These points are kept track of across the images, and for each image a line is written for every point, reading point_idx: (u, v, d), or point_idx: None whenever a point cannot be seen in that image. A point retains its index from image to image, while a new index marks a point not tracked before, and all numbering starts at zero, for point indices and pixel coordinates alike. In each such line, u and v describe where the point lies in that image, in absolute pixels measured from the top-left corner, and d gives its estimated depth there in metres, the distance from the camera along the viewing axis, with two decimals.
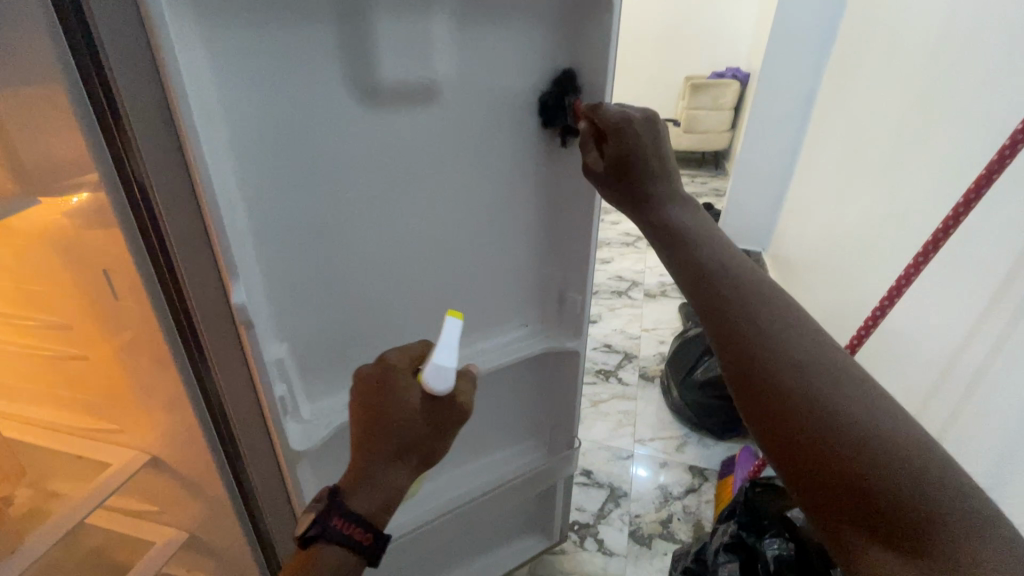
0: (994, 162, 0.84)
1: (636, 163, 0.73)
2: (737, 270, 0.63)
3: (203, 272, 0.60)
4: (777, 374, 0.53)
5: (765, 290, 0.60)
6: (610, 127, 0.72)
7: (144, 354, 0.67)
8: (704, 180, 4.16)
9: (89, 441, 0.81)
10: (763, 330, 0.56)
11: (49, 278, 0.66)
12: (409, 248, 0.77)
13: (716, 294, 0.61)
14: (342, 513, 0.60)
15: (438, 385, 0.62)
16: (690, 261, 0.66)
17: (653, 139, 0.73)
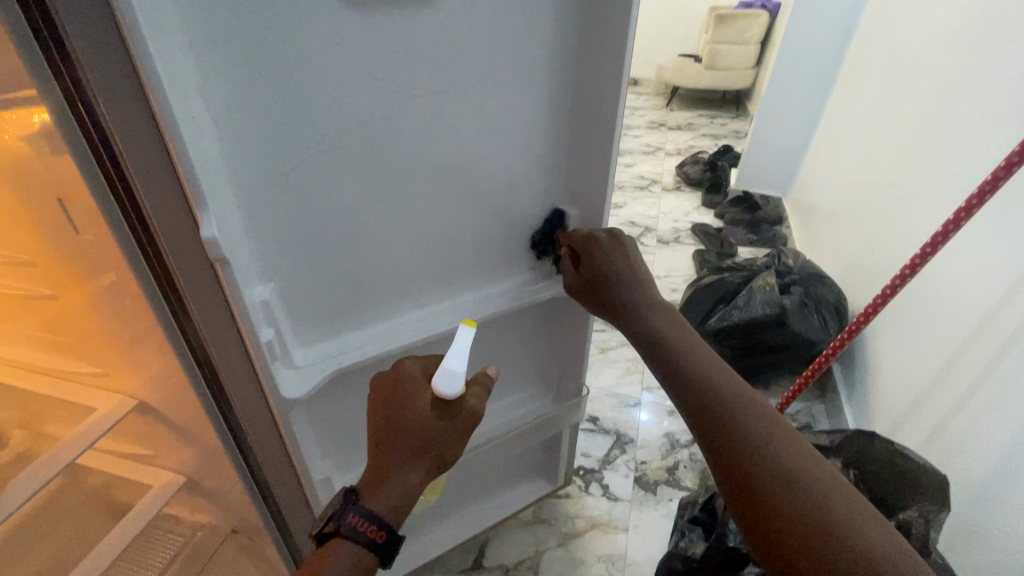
0: (1001, 170, 0.84)
1: (616, 276, 0.79)
2: (723, 381, 0.66)
3: (171, 204, 0.53)
4: (775, 493, 0.56)
5: (752, 402, 0.64)
6: (590, 244, 0.80)
7: (116, 294, 0.61)
8: (723, 121, 3.92)
9: (73, 385, 0.77)
10: (757, 446, 0.59)
11: (1, 208, 0.59)
12: (406, 180, 0.68)
13: (708, 410, 0.64)
14: (358, 510, 0.61)
15: (448, 387, 0.63)
16: (680, 374, 0.68)
17: (623, 252, 0.80)
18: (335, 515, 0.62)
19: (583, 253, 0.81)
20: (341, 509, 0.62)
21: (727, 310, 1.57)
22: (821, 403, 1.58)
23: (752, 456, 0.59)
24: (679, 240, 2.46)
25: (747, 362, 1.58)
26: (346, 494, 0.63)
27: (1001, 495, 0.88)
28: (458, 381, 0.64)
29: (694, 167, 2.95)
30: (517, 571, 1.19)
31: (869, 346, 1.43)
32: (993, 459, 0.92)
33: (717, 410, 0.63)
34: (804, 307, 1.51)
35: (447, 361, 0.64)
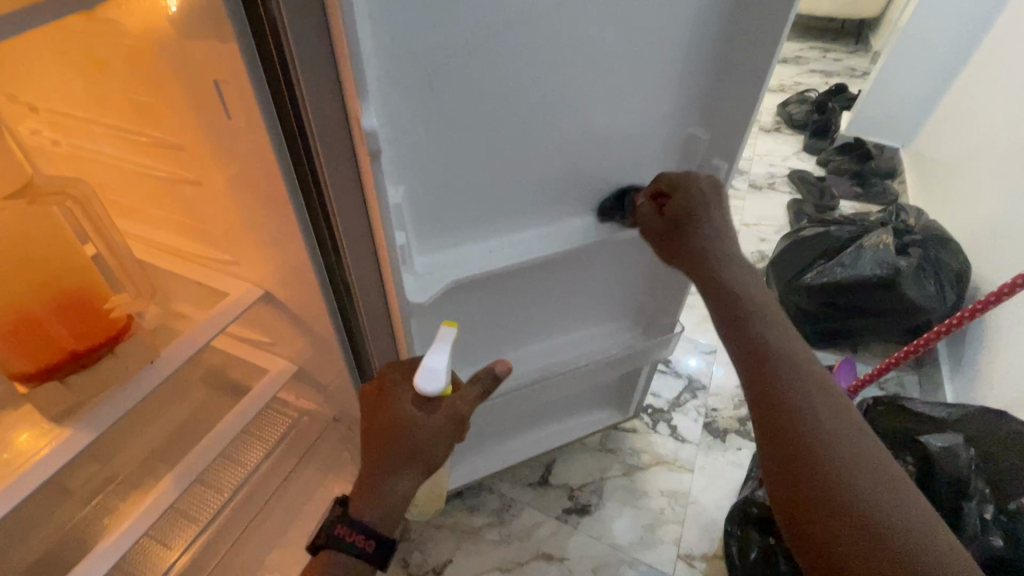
0: (1004, 288, 1.01)
1: (701, 217, 0.71)
2: (794, 352, 0.60)
3: (323, 86, 0.52)
4: (818, 471, 0.53)
5: (818, 380, 0.58)
6: (681, 187, 0.72)
7: (258, 184, 0.62)
8: (837, 56, 3.46)
9: (204, 269, 0.82)
10: (808, 426, 0.55)
11: (154, 83, 0.60)
12: (548, 87, 0.63)
13: (763, 376, 0.59)
14: (346, 521, 0.64)
15: (429, 386, 0.61)
16: (746, 338, 0.63)
17: (714, 198, 0.72)
18: (326, 526, 0.65)
19: (668, 198, 0.74)
20: (333, 517, 0.66)
21: (827, 266, 1.45)
22: (916, 374, 1.47)
23: (797, 430, 0.55)
24: (773, 186, 2.27)
25: (839, 323, 1.49)
26: (338, 505, 0.67)
27: None
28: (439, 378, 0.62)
29: (800, 107, 2.66)
30: (581, 492, 1.24)
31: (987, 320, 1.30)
32: None
33: (779, 373, 0.58)
34: (922, 272, 1.38)
35: (427, 360, 0.62)
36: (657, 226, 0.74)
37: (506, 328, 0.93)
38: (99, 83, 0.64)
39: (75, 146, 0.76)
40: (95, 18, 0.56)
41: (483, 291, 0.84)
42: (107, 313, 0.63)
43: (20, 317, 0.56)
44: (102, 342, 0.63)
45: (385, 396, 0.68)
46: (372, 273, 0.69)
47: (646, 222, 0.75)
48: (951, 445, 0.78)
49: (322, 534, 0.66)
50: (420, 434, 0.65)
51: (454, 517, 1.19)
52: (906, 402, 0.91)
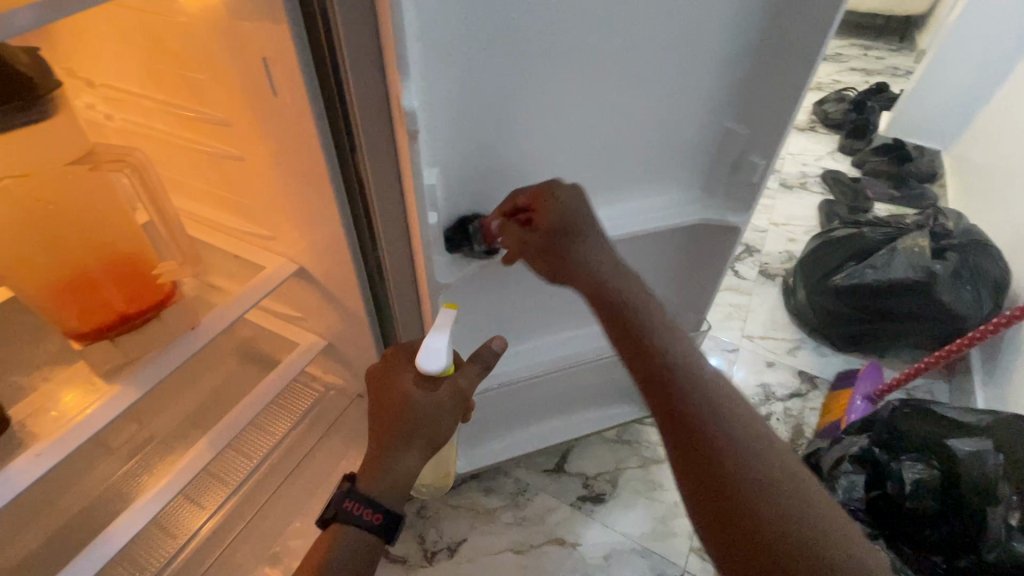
0: (1001, 321, 1.05)
1: (571, 226, 0.69)
2: (691, 352, 0.63)
3: (369, 66, 0.53)
4: (733, 487, 0.52)
5: (716, 375, 0.61)
6: (541, 200, 0.67)
7: (300, 161, 0.65)
8: (878, 55, 3.35)
9: (243, 243, 0.85)
10: (708, 415, 0.57)
11: (206, 61, 0.62)
12: (585, 74, 0.64)
13: (658, 375, 0.61)
14: (355, 495, 0.62)
15: (430, 365, 0.62)
16: (646, 360, 0.63)
17: (579, 202, 0.69)
18: (334, 501, 0.63)
19: (535, 213, 0.69)
20: (340, 493, 0.63)
21: (858, 269, 1.42)
22: (946, 382, 1.43)
23: (707, 445, 0.55)
24: (805, 186, 2.22)
25: (868, 327, 1.45)
26: (344, 480, 0.64)
27: None
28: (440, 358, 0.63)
29: (837, 106, 2.59)
30: (596, 481, 1.25)
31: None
32: None
33: (681, 393, 0.59)
34: (958, 277, 1.34)
35: (430, 339, 0.62)
36: (534, 240, 0.71)
37: (530, 314, 0.94)
38: (154, 61, 0.67)
39: (128, 122, 0.79)
40: None
41: (509, 276, 0.85)
42: (155, 280, 0.67)
43: (78, 280, 0.60)
44: (150, 306, 0.67)
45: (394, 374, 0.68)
46: (404, 252, 0.71)
47: (512, 242, 0.71)
48: (979, 450, 0.78)
49: (329, 510, 0.63)
50: (429, 408, 0.65)
51: (470, 498, 1.21)
52: (935, 406, 0.89)
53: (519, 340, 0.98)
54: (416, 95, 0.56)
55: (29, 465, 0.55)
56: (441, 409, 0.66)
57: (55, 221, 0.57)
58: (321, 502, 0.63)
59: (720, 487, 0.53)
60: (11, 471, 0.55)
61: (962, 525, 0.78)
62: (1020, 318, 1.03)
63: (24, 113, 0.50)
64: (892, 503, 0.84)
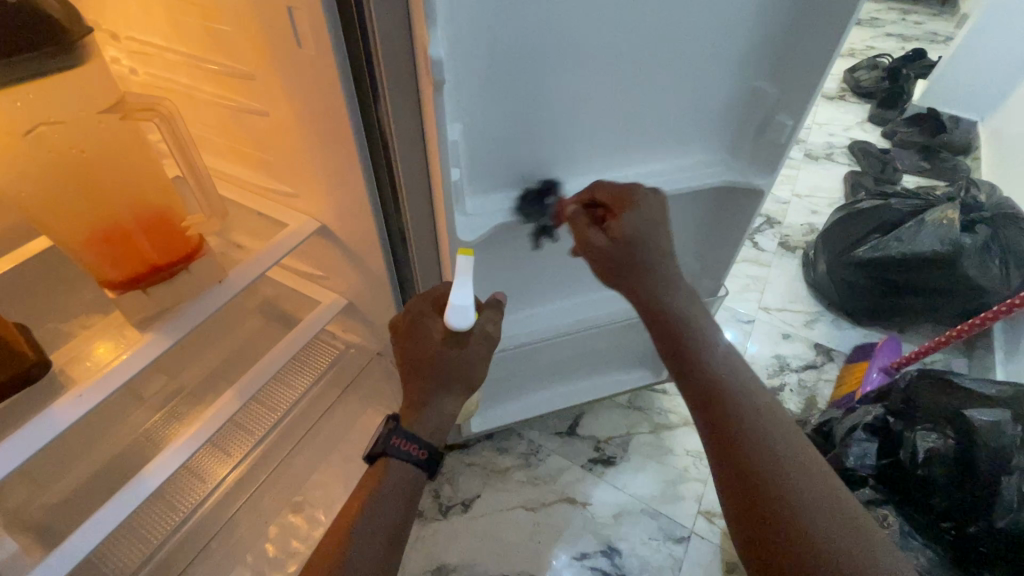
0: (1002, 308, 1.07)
1: (645, 245, 0.67)
2: (775, 416, 0.59)
3: (393, 17, 0.52)
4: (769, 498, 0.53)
5: (790, 432, 0.58)
6: (624, 202, 0.68)
7: (322, 114, 0.65)
8: (917, 20, 3.17)
9: (266, 201, 0.86)
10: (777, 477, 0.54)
11: (230, 13, 0.62)
12: (612, 29, 0.62)
13: (727, 431, 0.58)
14: (400, 432, 0.62)
15: (459, 322, 0.63)
16: (692, 374, 0.63)
17: (654, 214, 0.68)
18: (379, 440, 0.62)
19: (612, 214, 0.69)
20: (386, 432, 0.63)
21: (882, 241, 1.39)
22: (966, 359, 1.40)
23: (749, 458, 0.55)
24: (830, 157, 2.16)
25: (888, 301, 1.44)
26: (389, 419, 0.64)
27: None
28: (465, 314, 0.64)
29: (869, 74, 2.48)
30: (607, 444, 1.28)
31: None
32: None
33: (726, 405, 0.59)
34: (987, 251, 1.30)
35: (453, 298, 0.63)
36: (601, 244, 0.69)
37: (545, 277, 0.94)
38: (179, 13, 0.67)
39: (153, 77, 0.80)
40: None
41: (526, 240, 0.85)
42: (184, 233, 0.68)
43: (110, 230, 0.62)
44: (180, 258, 0.68)
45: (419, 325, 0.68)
46: (425, 211, 0.71)
47: (574, 229, 0.70)
48: (996, 420, 0.78)
49: (376, 448, 0.62)
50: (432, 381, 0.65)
51: (484, 457, 1.25)
52: (954, 377, 0.89)
53: (536, 304, 0.98)
54: (443, 49, 0.56)
55: (73, 405, 0.58)
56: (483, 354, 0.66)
57: (89, 173, 0.59)
58: (366, 444, 0.62)
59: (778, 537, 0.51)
60: (54, 410, 0.58)
61: (971, 493, 0.78)
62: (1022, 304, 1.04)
63: (58, 58, 0.51)
64: (904, 471, 0.85)
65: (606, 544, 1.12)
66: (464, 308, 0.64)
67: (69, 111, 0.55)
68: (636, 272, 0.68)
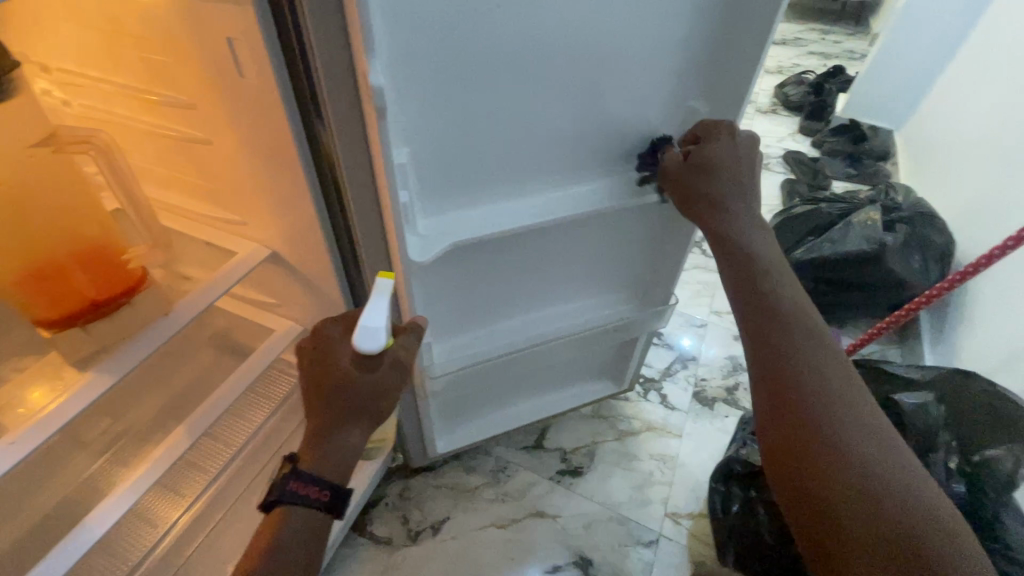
0: (994, 250, 1.00)
1: (728, 180, 0.75)
2: (824, 343, 0.68)
3: (334, 47, 0.54)
4: (815, 416, 0.64)
5: (830, 356, 0.68)
6: (711, 135, 0.76)
7: (267, 143, 0.65)
8: (836, 39, 3.44)
9: (212, 231, 0.85)
10: (820, 394, 0.65)
11: (169, 44, 0.62)
12: (548, 56, 0.65)
13: (780, 356, 0.68)
14: (297, 476, 0.64)
15: (369, 346, 0.61)
16: (759, 295, 0.72)
17: (749, 161, 0.75)
18: (276, 485, 0.64)
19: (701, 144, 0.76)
20: (284, 476, 0.64)
21: (817, 243, 1.49)
22: (898, 348, 1.50)
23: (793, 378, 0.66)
24: (768, 167, 2.30)
25: (827, 299, 1.53)
26: (286, 462, 0.66)
27: None
28: (378, 338, 0.61)
29: (798, 88, 2.66)
30: (574, 455, 1.29)
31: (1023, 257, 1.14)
32: None
33: (790, 334, 0.69)
34: (908, 248, 1.42)
35: (365, 318, 0.61)
36: (674, 165, 0.75)
37: (502, 294, 0.95)
38: (113, 44, 0.66)
39: (89, 108, 0.78)
40: None
41: (479, 258, 0.86)
42: (125, 265, 0.66)
43: (44, 266, 0.60)
44: (121, 293, 0.66)
45: (330, 351, 0.66)
46: (377, 234, 0.72)
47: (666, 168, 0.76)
48: (921, 403, 0.84)
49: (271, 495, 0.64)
50: (366, 393, 0.65)
51: (451, 478, 1.23)
52: (884, 365, 0.97)
53: (494, 320, 0.99)
54: (387, 78, 0.58)
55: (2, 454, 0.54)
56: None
57: (20, 210, 0.56)
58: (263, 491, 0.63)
59: (812, 455, 0.62)
60: None
61: None
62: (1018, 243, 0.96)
63: None
64: None
65: (577, 555, 1.12)
66: (377, 332, 0.61)
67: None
68: (709, 201, 0.75)
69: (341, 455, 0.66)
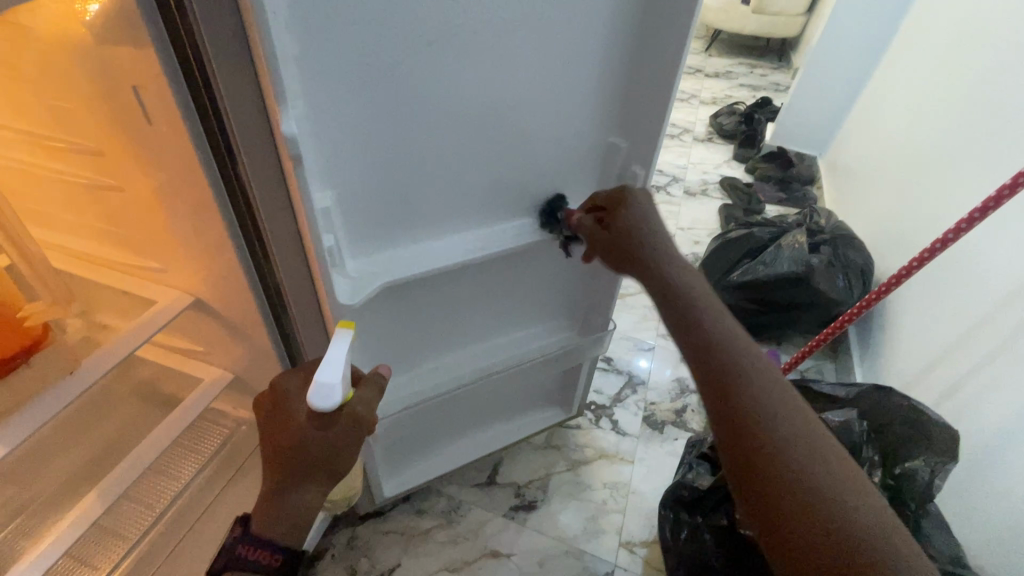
0: (965, 219, 0.93)
1: (641, 232, 0.75)
2: (761, 362, 0.61)
3: (246, 96, 0.53)
4: (769, 443, 0.55)
5: (769, 374, 0.60)
6: (618, 201, 0.77)
7: (183, 190, 0.63)
8: (762, 73, 3.70)
9: (130, 279, 0.80)
10: (767, 417, 0.56)
11: (72, 91, 0.59)
12: (470, 100, 0.67)
13: (721, 377, 0.60)
14: (247, 540, 0.61)
15: (322, 405, 0.57)
16: (686, 322, 0.66)
17: (649, 213, 0.76)
18: (226, 547, 0.62)
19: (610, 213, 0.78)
20: (234, 539, 0.62)
21: (751, 265, 1.57)
22: (832, 363, 1.58)
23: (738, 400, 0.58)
24: (706, 193, 2.40)
25: (764, 318, 1.60)
26: (238, 525, 0.63)
27: (990, 467, 0.90)
28: (333, 395, 0.57)
29: (730, 118, 2.82)
30: (527, 489, 1.27)
31: (971, 262, 1.12)
32: (987, 433, 0.92)
33: (722, 352, 0.61)
34: (832, 268, 1.51)
35: (318, 375, 0.57)
36: (587, 225, 0.79)
37: (443, 331, 0.94)
38: (10, 89, 0.63)
39: None
40: (5, 22, 0.55)
41: (415, 297, 0.85)
42: (24, 324, 0.65)
43: None
44: (19, 351, 0.64)
45: (283, 405, 0.63)
46: (304, 278, 0.70)
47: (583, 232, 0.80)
48: (846, 419, 0.88)
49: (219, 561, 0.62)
50: (322, 451, 0.61)
51: (401, 522, 1.19)
52: (812, 384, 1.00)
53: (436, 357, 0.98)
54: (304, 124, 0.58)
55: None
56: (359, 413, 0.62)
57: None
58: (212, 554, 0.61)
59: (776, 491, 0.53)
60: None
61: None
62: (1013, 193, 0.87)
63: None
64: None
65: None
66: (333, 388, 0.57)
67: None
68: (630, 253, 0.75)
69: (294, 516, 0.61)
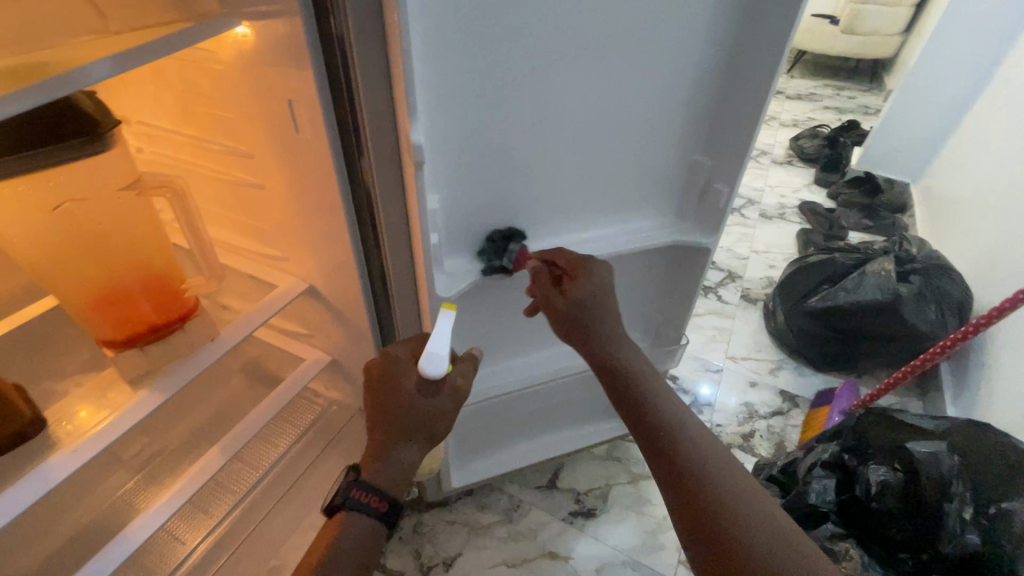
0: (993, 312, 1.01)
1: (595, 303, 0.81)
2: (708, 444, 0.70)
3: (381, 109, 0.62)
4: (718, 521, 0.62)
5: (718, 456, 0.68)
6: (578, 269, 0.81)
7: (314, 188, 0.73)
8: (850, 95, 3.54)
9: (256, 265, 0.93)
10: (719, 498, 0.63)
11: (237, 103, 0.71)
12: (568, 116, 0.73)
13: (675, 464, 0.68)
14: (360, 484, 0.67)
15: (432, 370, 0.66)
16: (639, 417, 0.74)
17: (606, 283, 0.82)
18: (340, 490, 0.68)
19: (569, 277, 0.82)
20: (347, 483, 0.68)
21: (831, 292, 1.51)
22: (919, 400, 1.48)
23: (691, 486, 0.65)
24: (783, 217, 2.33)
25: (843, 348, 1.54)
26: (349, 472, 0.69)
27: None
28: (441, 363, 0.66)
29: (812, 141, 2.73)
30: (587, 496, 1.29)
31: None
32: None
33: (670, 441, 0.70)
34: (923, 299, 1.43)
35: (430, 344, 0.66)
36: (560, 303, 0.82)
37: (520, 332, 1.00)
38: (188, 102, 0.76)
39: (157, 155, 0.88)
40: (195, 48, 0.68)
41: (499, 296, 0.92)
42: (182, 295, 0.74)
43: (116, 291, 0.67)
44: (176, 318, 0.73)
45: (391, 372, 0.71)
46: (408, 271, 0.78)
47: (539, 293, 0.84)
48: (935, 453, 0.86)
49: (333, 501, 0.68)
50: (423, 415, 0.68)
51: (465, 514, 1.24)
52: (896, 414, 0.97)
53: (511, 357, 1.03)
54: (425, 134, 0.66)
55: (66, 461, 0.60)
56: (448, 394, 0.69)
57: (103, 246, 0.65)
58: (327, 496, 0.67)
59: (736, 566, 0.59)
60: (49, 466, 0.60)
61: (922, 524, 0.84)
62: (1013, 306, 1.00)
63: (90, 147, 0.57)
64: (861, 505, 0.90)
65: None
66: (440, 357, 0.66)
67: (91, 189, 0.62)
68: (581, 329, 0.82)
69: (395, 472, 0.68)
